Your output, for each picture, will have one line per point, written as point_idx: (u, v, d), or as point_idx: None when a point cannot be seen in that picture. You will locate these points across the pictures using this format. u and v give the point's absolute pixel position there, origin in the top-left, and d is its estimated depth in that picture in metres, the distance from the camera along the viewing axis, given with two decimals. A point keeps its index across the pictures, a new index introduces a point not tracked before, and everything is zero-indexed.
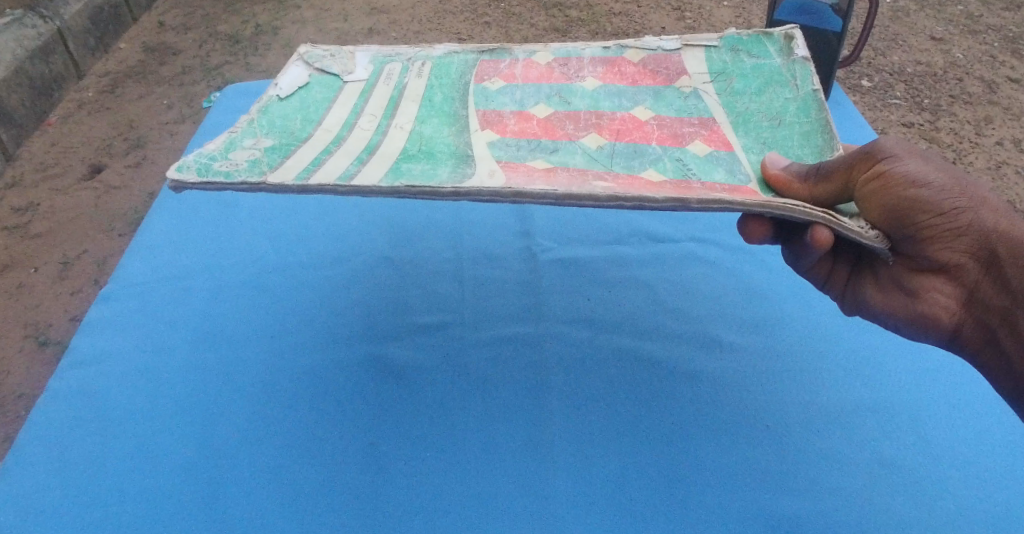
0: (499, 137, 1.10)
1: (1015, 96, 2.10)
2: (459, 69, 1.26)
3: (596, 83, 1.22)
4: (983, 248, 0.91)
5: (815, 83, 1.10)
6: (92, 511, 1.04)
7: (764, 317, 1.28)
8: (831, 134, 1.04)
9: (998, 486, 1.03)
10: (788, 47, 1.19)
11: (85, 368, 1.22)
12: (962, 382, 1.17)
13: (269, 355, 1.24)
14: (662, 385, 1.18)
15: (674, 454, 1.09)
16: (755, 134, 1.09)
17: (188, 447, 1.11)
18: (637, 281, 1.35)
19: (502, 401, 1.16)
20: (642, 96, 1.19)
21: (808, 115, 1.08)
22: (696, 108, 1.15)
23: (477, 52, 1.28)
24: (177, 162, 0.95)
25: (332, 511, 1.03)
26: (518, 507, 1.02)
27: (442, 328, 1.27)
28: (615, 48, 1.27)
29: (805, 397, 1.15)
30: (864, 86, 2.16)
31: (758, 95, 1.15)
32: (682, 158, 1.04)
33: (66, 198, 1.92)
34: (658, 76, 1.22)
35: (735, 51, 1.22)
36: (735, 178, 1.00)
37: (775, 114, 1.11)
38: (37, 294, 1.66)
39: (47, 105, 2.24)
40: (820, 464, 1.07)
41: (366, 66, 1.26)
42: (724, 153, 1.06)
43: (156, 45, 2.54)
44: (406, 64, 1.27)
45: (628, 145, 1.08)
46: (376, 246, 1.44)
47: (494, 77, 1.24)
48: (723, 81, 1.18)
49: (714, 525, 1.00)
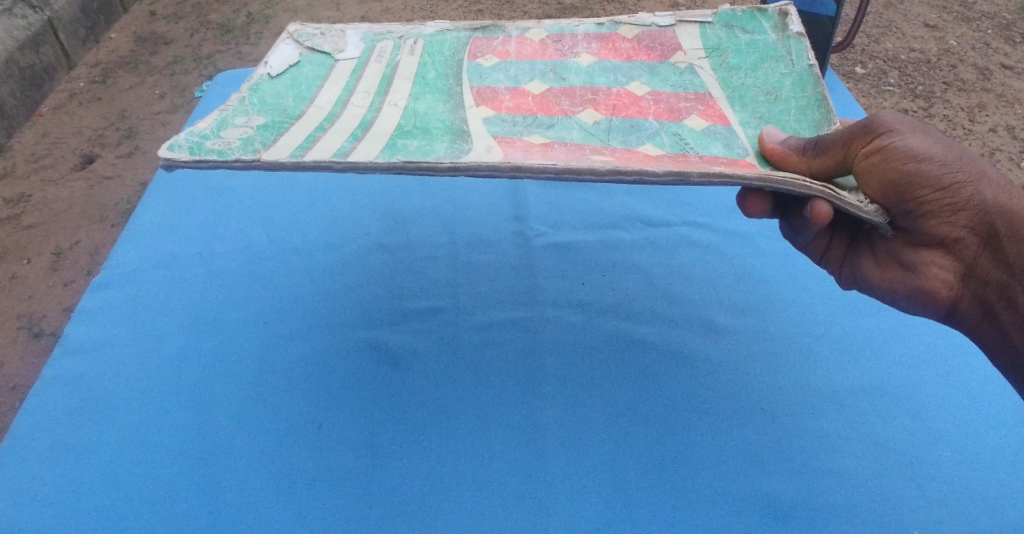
0: (494, 113, 1.09)
1: (1008, 82, 2.11)
2: (451, 47, 1.25)
3: (591, 59, 1.22)
4: (982, 223, 0.91)
5: (811, 58, 1.11)
6: (88, 498, 1.03)
7: (760, 299, 1.28)
8: (828, 107, 1.04)
9: (994, 467, 1.03)
10: (782, 23, 1.18)
11: (80, 355, 1.22)
12: (958, 362, 1.17)
13: (263, 341, 1.23)
14: (660, 368, 1.18)
15: (670, 437, 1.09)
16: (752, 109, 1.09)
17: (182, 434, 1.10)
18: (632, 265, 1.35)
19: (498, 386, 1.16)
20: (637, 72, 1.19)
21: (804, 90, 1.08)
22: (692, 82, 1.15)
23: (469, 30, 1.28)
24: (169, 140, 0.94)
25: (327, 498, 1.02)
26: (515, 491, 1.02)
27: (436, 313, 1.27)
28: (609, 24, 1.26)
29: (801, 379, 1.16)
30: (859, 72, 2.16)
31: (753, 71, 1.15)
32: (680, 132, 1.04)
33: (58, 189, 1.91)
34: (653, 52, 1.22)
35: (729, 27, 1.22)
36: (733, 152, 1.00)
37: (770, 89, 1.11)
38: (30, 285, 1.65)
39: (38, 96, 2.23)
40: (816, 445, 1.07)
41: (357, 44, 1.26)
42: (721, 128, 1.06)
43: (147, 34, 2.52)
44: (397, 42, 1.27)
45: (625, 120, 1.08)
46: (369, 232, 1.43)
47: (488, 54, 1.23)
48: (718, 57, 1.18)
49: (710, 507, 1.00)
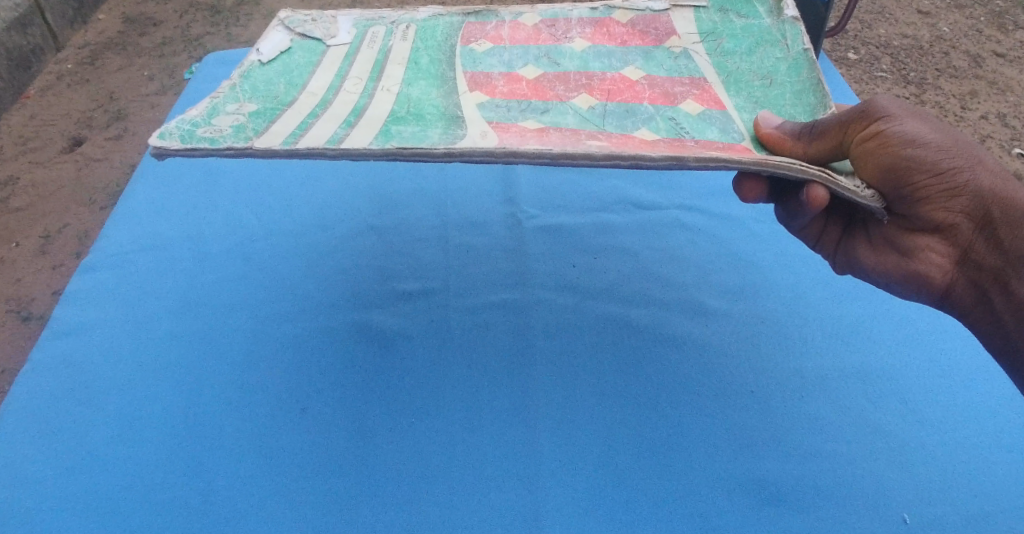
0: (488, 98, 1.09)
1: (1001, 70, 2.10)
2: (444, 32, 1.25)
3: (584, 45, 1.22)
4: (978, 209, 0.92)
5: (805, 42, 1.10)
6: (79, 480, 1.03)
7: (752, 285, 1.28)
8: (824, 92, 1.04)
9: (980, 452, 1.04)
10: (777, 8, 1.18)
11: (68, 338, 1.21)
12: (948, 349, 1.17)
13: (254, 324, 1.22)
14: (649, 352, 1.18)
15: (663, 421, 1.09)
16: (747, 94, 1.08)
17: (172, 417, 1.10)
18: (624, 248, 1.35)
19: (488, 370, 1.15)
20: (631, 57, 1.19)
21: (799, 74, 1.08)
22: (686, 68, 1.15)
23: (462, 15, 1.27)
24: (160, 129, 0.93)
25: (319, 480, 1.02)
26: (507, 474, 1.03)
27: (427, 296, 1.27)
28: (602, 10, 1.27)
29: (792, 363, 1.16)
30: (851, 58, 2.15)
31: (748, 55, 1.15)
32: (675, 117, 1.03)
33: (46, 171, 1.88)
34: (648, 37, 1.22)
35: (723, 12, 1.22)
36: (729, 137, 1.00)
37: (765, 73, 1.11)
38: (18, 267, 1.63)
39: (25, 78, 2.20)
40: (807, 429, 1.08)
41: (349, 30, 1.25)
42: (716, 112, 1.05)
43: (136, 16, 2.49)
44: (389, 27, 1.26)
45: (620, 105, 1.07)
46: (358, 215, 1.42)
47: (481, 39, 1.23)
48: (713, 42, 1.18)
49: (699, 490, 1.00)
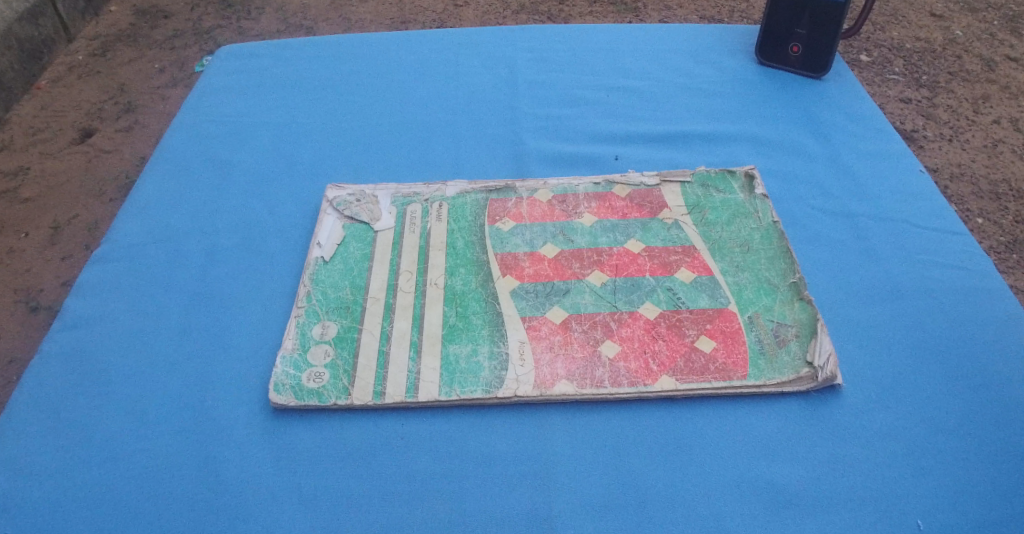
0: (520, 283, 1.21)
1: (1014, 74, 2.05)
2: (472, 211, 1.34)
3: (593, 219, 1.31)
4: None
5: (774, 216, 1.30)
6: (92, 475, 1.04)
7: (768, 269, 1.22)
8: (793, 260, 1.23)
9: (995, 459, 1.03)
10: (748, 185, 1.37)
11: (78, 329, 1.21)
12: (968, 349, 1.14)
13: (262, 318, 1.21)
14: (662, 340, 1.13)
15: (676, 421, 1.07)
16: (730, 259, 1.24)
17: (183, 412, 1.10)
18: (630, 221, 1.31)
19: (496, 357, 1.12)
20: (633, 229, 1.29)
21: (771, 243, 1.26)
22: (680, 237, 1.28)
23: (485, 192, 1.37)
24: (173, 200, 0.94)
25: (329, 477, 1.02)
26: (518, 473, 1.02)
27: (430, 279, 1.23)
28: (604, 184, 1.38)
29: (809, 353, 1.11)
30: (864, 60, 2.09)
31: (729, 224, 1.30)
32: (673, 288, 1.20)
33: (56, 162, 1.89)
34: (645, 209, 1.33)
35: (705, 186, 1.37)
36: (718, 303, 1.17)
37: (743, 242, 1.27)
38: (28, 258, 1.63)
39: (36, 69, 2.21)
40: (823, 431, 1.05)
41: (390, 210, 1.35)
42: (706, 278, 1.21)
43: (146, 8, 2.49)
44: (425, 205, 1.35)
45: (627, 278, 1.22)
46: (360, 192, 1.38)
47: (505, 217, 1.32)
48: (699, 213, 1.32)
49: (710, 493, 1.00)
